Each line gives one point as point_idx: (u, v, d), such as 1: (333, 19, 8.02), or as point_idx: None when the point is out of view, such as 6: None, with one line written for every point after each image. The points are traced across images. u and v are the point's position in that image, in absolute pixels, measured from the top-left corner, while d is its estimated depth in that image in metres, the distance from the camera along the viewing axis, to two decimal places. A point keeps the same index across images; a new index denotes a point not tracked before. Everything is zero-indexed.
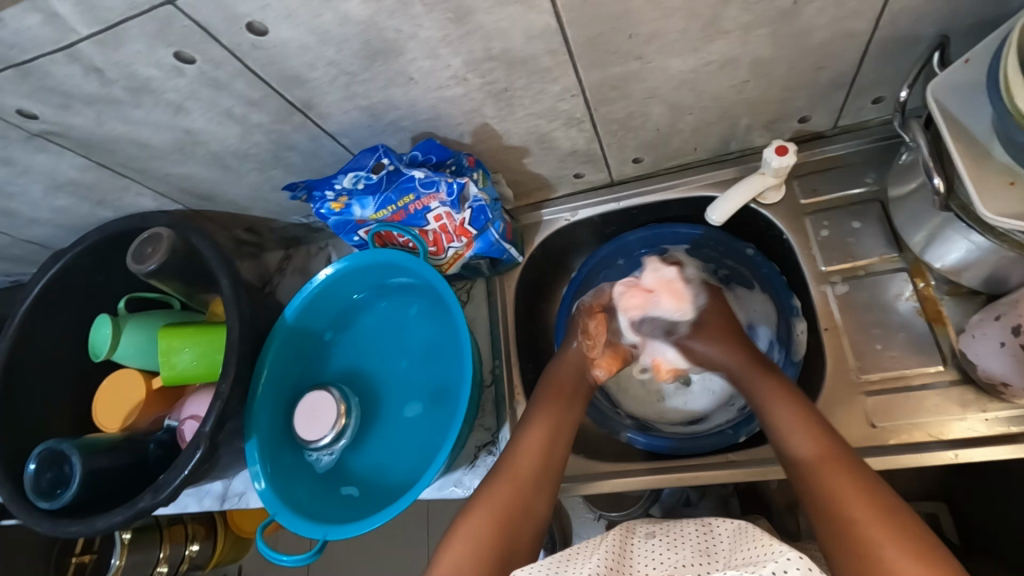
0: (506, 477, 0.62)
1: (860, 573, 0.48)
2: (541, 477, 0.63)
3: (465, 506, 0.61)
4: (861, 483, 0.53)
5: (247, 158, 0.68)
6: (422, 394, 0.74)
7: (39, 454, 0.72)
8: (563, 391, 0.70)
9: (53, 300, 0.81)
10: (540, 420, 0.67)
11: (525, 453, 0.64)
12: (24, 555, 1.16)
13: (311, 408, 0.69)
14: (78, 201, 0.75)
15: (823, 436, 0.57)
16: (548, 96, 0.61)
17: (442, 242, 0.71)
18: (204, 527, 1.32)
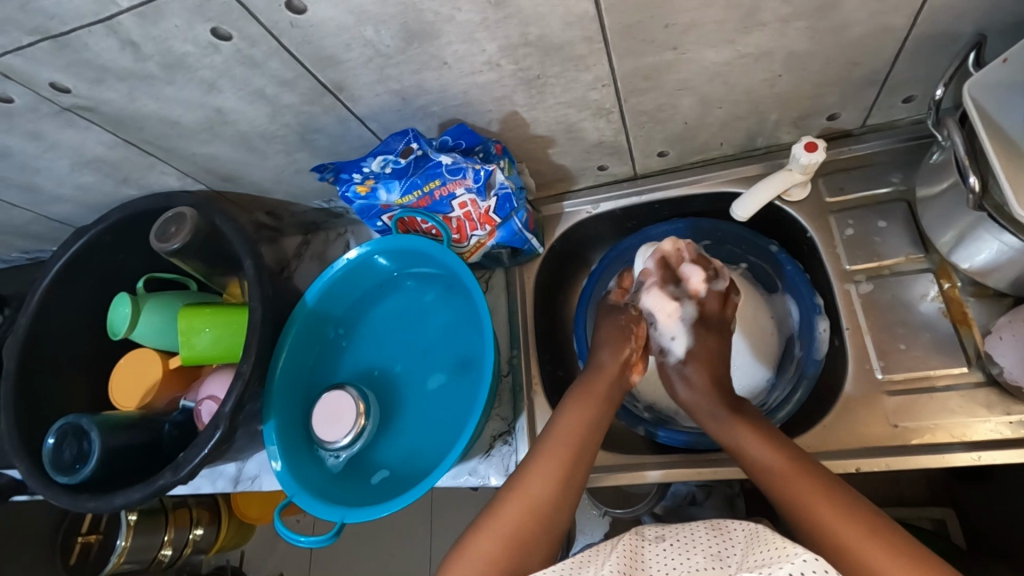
0: (514, 497, 0.59)
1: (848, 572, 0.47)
2: (570, 477, 0.60)
3: (480, 517, 0.59)
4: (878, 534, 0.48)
5: (274, 139, 0.68)
6: (443, 371, 0.74)
7: (59, 429, 0.72)
8: (594, 395, 0.67)
9: (74, 278, 0.81)
10: (574, 412, 0.65)
11: (551, 461, 0.61)
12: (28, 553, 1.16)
13: (332, 406, 0.69)
14: (102, 178, 0.75)
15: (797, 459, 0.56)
16: (579, 84, 0.61)
17: (465, 229, 0.71)
18: (208, 512, 1.32)
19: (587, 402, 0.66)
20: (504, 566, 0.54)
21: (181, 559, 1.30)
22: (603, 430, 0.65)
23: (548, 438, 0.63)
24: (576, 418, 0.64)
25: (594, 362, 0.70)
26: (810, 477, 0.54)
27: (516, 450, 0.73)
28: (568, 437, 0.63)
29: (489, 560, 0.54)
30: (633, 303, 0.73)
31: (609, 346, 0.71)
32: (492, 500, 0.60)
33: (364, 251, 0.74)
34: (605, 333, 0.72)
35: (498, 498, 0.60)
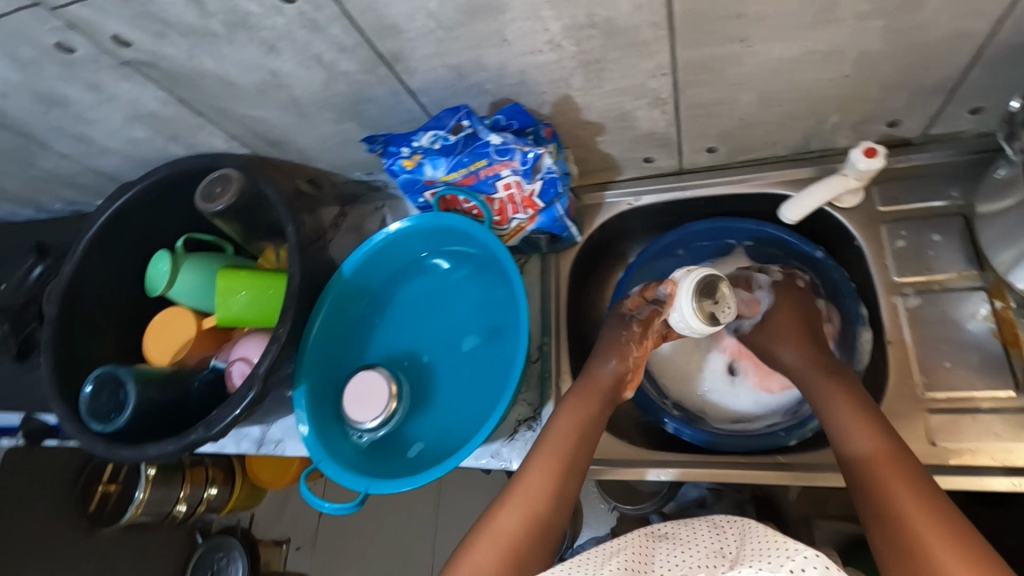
0: (509, 507, 0.60)
1: (886, 529, 0.50)
2: (561, 475, 0.62)
3: (477, 526, 0.60)
4: (946, 526, 0.48)
5: (325, 107, 0.68)
6: (477, 342, 0.74)
7: (95, 377, 0.73)
8: (592, 396, 0.67)
9: (117, 232, 0.83)
10: (571, 410, 0.66)
11: (541, 471, 0.62)
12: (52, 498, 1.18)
13: (360, 389, 0.69)
14: (153, 133, 0.76)
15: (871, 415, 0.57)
16: (639, 71, 0.60)
17: (507, 212, 0.71)
18: (223, 473, 1.35)
19: (583, 403, 0.67)
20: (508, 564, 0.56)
21: (194, 516, 1.33)
22: (598, 430, 0.66)
23: (539, 445, 0.64)
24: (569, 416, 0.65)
25: (588, 374, 0.70)
26: (879, 431, 0.56)
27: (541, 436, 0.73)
28: (557, 437, 0.64)
29: (489, 565, 0.56)
30: (639, 318, 0.71)
31: (607, 361, 0.70)
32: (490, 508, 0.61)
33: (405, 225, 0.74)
34: (604, 342, 0.72)
35: (495, 508, 0.61)
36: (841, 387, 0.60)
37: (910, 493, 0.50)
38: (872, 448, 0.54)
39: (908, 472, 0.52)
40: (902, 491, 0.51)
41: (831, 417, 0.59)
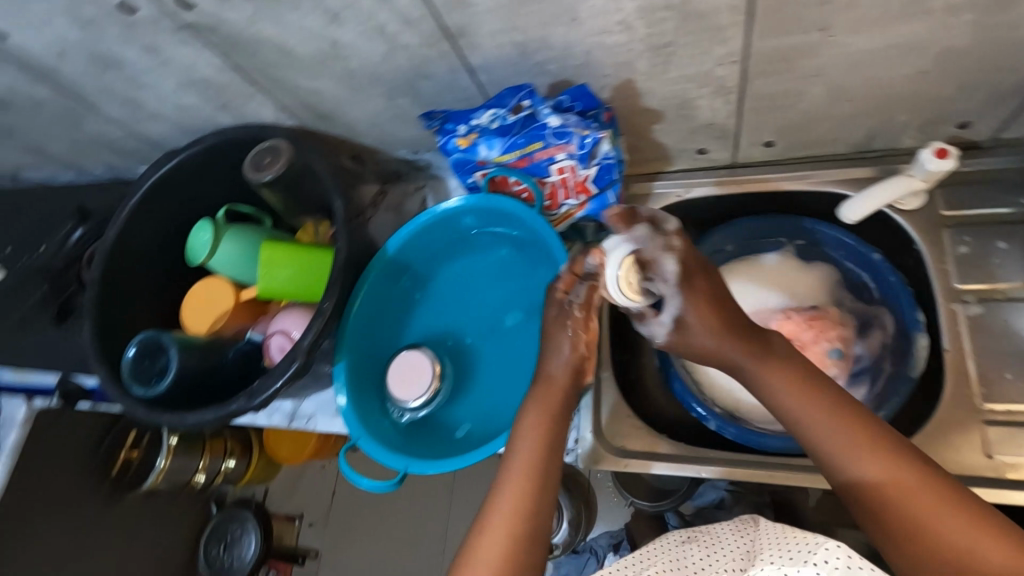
0: (493, 528, 0.55)
1: (894, 522, 0.49)
2: (544, 471, 0.58)
3: (467, 544, 0.55)
4: (949, 498, 0.48)
5: (381, 81, 0.67)
6: (519, 322, 0.74)
7: (139, 342, 0.74)
8: (551, 395, 0.62)
9: (160, 198, 0.83)
10: (538, 403, 0.62)
11: (521, 474, 0.58)
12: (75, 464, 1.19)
13: (403, 369, 0.69)
14: (204, 100, 0.76)
15: (845, 412, 0.54)
16: (709, 58, 0.58)
17: (558, 197, 0.70)
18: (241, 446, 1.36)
19: (545, 403, 0.62)
20: None
21: (211, 486, 1.34)
22: (565, 425, 0.62)
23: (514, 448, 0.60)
24: (541, 408, 0.62)
25: (542, 373, 0.64)
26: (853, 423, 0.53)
27: (576, 426, 0.73)
28: (533, 434, 0.60)
29: None
30: (578, 302, 0.64)
31: (556, 352, 0.64)
32: (470, 529, 0.56)
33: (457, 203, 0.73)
34: (547, 332, 0.66)
35: (475, 528, 0.55)
36: (800, 384, 0.56)
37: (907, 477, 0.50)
38: (855, 445, 0.52)
39: (901, 463, 0.50)
40: (909, 493, 0.49)
41: (805, 421, 0.55)
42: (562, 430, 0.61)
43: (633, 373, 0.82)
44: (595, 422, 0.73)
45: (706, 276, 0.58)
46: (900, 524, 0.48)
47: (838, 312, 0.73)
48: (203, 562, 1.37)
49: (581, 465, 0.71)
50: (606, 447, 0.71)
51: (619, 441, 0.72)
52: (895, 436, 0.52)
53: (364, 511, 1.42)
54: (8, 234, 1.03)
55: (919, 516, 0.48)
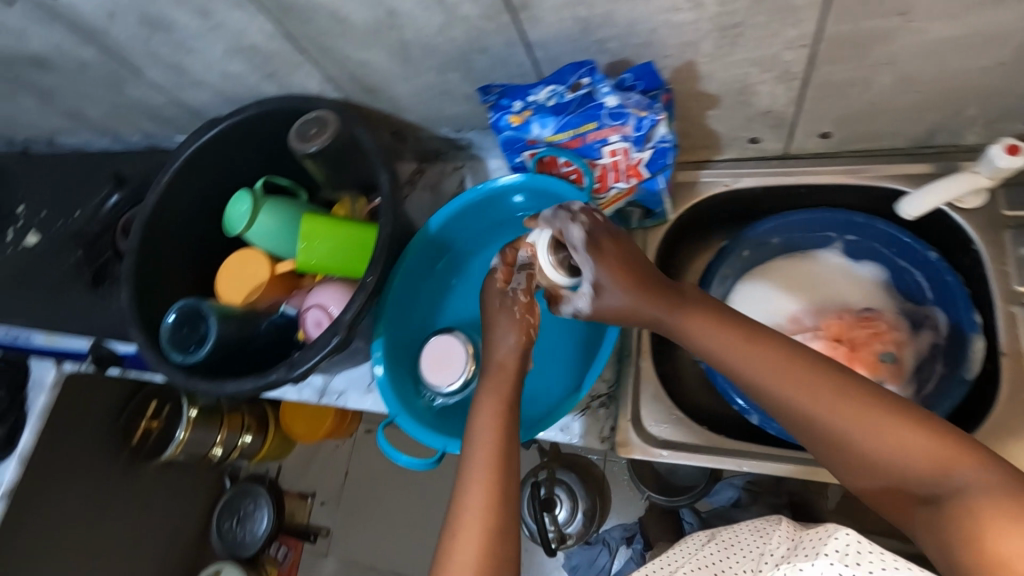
0: (465, 530, 0.52)
1: (828, 442, 0.49)
2: (507, 456, 0.57)
3: (441, 547, 0.53)
4: (873, 404, 0.48)
5: (434, 54, 0.66)
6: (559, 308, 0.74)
7: (180, 308, 0.75)
8: (504, 382, 0.61)
9: (199, 167, 0.82)
10: (492, 391, 0.61)
11: (483, 466, 0.56)
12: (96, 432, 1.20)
13: (438, 352, 0.69)
14: (250, 68, 0.75)
15: (760, 339, 0.53)
16: (778, 40, 0.57)
17: (608, 179, 0.68)
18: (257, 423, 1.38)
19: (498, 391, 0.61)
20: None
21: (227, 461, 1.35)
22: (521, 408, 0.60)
23: (474, 443, 0.57)
24: (495, 396, 0.60)
25: (493, 362, 0.64)
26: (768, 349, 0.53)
27: (613, 414, 0.73)
28: (490, 425, 0.58)
29: None
30: (518, 288, 0.65)
31: (504, 338, 0.64)
32: (443, 535, 0.53)
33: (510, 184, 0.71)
34: (492, 324, 0.66)
35: (446, 534, 0.53)
36: (714, 316, 0.56)
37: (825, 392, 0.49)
38: (774, 370, 0.52)
39: (822, 381, 0.50)
40: (835, 412, 0.49)
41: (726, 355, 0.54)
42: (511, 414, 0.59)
43: (668, 364, 0.79)
44: (633, 412, 0.72)
45: (615, 241, 0.59)
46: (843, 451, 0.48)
47: (891, 315, 0.73)
48: (216, 535, 1.38)
49: (620, 454, 0.71)
50: (646, 439, 0.71)
51: (659, 434, 0.71)
52: (807, 353, 0.52)
53: (379, 489, 1.43)
54: (42, 198, 1.03)
55: (850, 435, 0.48)
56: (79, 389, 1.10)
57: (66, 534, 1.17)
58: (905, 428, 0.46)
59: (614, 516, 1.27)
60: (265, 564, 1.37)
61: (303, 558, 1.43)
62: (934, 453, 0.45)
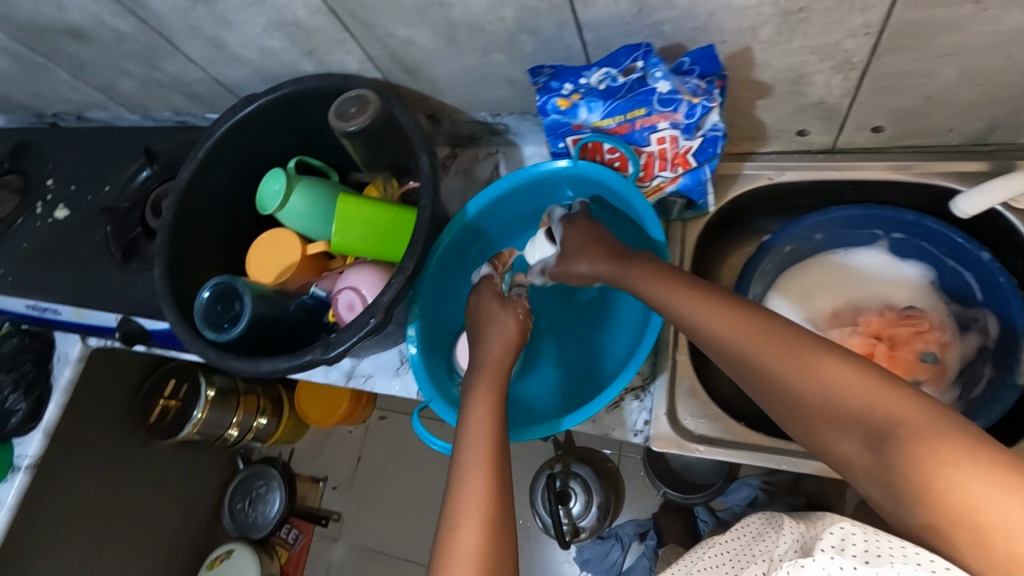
0: (464, 524, 0.52)
1: (770, 389, 0.49)
2: (500, 452, 0.56)
3: (440, 539, 0.53)
4: (810, 347, 0.48)
5: (480, 34, 0.65)
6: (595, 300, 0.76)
7: (214, 285, 0.75)
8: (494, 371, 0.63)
9: (232, 144, 0.81)
10: (486, 386, 0.61)
11: (479, 454, 0.56)
12: (112, 410, 1.20)
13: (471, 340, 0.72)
14: (289, 44, 0.74)
15: (708, 292, 0.55)
16: (842, 28, 0.55)
17: (653, 168, 0.67)
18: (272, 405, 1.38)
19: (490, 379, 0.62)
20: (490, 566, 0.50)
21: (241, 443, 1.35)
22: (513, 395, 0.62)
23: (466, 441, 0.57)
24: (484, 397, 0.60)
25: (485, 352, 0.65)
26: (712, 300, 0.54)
27: (647, 407, 0.72)
28: (482, 407, 0.59)
29: None
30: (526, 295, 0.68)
31: (498, 336, 0.65)
32: (441, 527, 0.53)
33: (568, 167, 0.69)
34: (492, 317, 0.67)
35: (444, 527, 0.53)
36: (668, 275, 0.58)
37: (765, 338, 0.50)
38: (718, 320, 0.53)
39: (760, 329, 0.51)
40: (775, 355, 0.49)
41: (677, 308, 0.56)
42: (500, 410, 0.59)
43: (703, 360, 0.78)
44: (669, 407, 0.71)
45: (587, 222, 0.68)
46: (784, 398, 0.48)
47: (936, 316, 0.72)
48: (228, 515, 1.38)
49: (653, 447, 0.70)
50: (681, 433, 0.70)
51: (695, 428, 0.70)
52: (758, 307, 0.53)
53: (391, 477, 1.42)
54: (71, 171, 1.03)
55: (792, 380, 0.48)
56: (94, 367, 1.10)
57: (84, 508, 1.17)
58: (838, 367, 0.46)
59: (627, 512, 1.27)
60: (276, 545, 1.39)
61: (313, 543, 1.41)
62: (868, 392, 0.44)
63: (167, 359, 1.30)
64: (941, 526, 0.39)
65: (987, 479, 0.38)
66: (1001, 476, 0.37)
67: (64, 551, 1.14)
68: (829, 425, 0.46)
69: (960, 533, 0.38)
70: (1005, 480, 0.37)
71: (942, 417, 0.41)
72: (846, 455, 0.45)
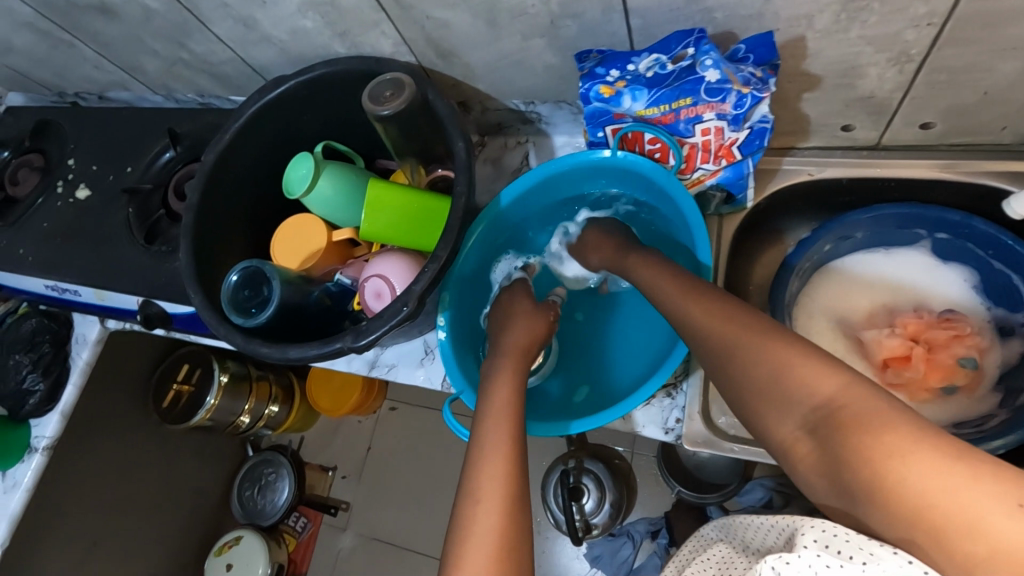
0: (486, 499, 0.51)
1: (740, 387, 0.49)
2: (520, 432, 0.56)
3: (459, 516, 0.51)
4: (783, 341, 0.48)
5: (521, 17, 0.63)
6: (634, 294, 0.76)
7: (243, 270, 0.74)
8: (514, 361, 0.63)
9: (258, 127, 0.79)
10: (506, 370, 0.62)
11: (499, 431, 0.56)
12: (125, 393, 1.19)
13: None
14: (323, 25, 0.73)
15: (699, 296, 0.56)
16: (904, 17, 0.53)
17: (694, 160, 0.66)
18: (284, 393, 1.37)
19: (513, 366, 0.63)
20: (509, 539, 0.49)
21: (252, 431, 1.34)
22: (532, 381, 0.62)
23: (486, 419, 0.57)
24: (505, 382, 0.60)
25: (507, 341, 0.66)
26: (702, 302, 0.56)
27: (678, 405, 0.71)
28: (503, 389, 0.60)
29: (488, 560, 0.48)
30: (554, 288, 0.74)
31: (523, 324, 0.68)
32: (458, 505, 0.52)
33: (611, 156, 0.68)
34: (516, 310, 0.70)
35: (464, 502, 0.51)
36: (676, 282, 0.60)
37: (739, 335, 0.50)
38: (704, 318, 0.54)
39: (739, 327, 0.51)
40: (732, 341, 0.51)
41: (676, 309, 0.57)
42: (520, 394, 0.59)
43: None
44: (702, 405, 0.69)
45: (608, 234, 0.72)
46: (733, 380, 0.50)
47: (976, 320, 0.70)
48: (237, 502, 1.37)
49: (684, 446, 0.68)
50: (715, 433, 0.68)
51: (728, 428, 0.68)
52: (737, 306, 0.53)
53: (400, 469, 1.40)
54: (92, 151, 1.02)
55: (740, 361, 0.49)
56: (108, 348, 1.09)
57: (98, 490, 1.17)
58: (783, 349, 0.47)
59: (639, 509, 1.25)
60: (284, 534, 1.39)
61: (321, 532, 1.41)
62: (808, 372, 0.45)
63: (181, 343, 1.29)
64: (886, 511, 0.37)
65: (930, 460, 0.36)
66: (938, 452, 0.36)
67: (76, 533, 1.14)
68: (772, 408, 0.46)
69: (900, 513, 0.36)
70: (942, 455, 0.36)
71: (877, 396, 0.41)
72: (790, 442, 0.45)
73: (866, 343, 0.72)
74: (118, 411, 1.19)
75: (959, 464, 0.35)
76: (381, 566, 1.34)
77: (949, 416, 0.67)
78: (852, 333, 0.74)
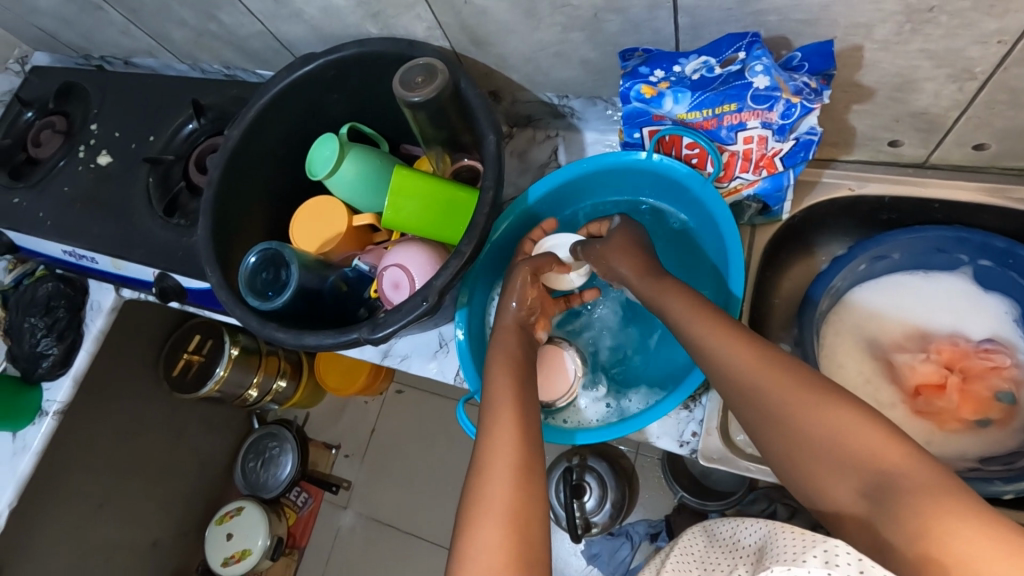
0: (494, 466, 0.50)
1: (767, 423, 0.49)
2: (529, 405, 0.56)
3: (465, 506, 0.49)
4: (815, 386, 0.48)
5: (563, 9, 0.60)
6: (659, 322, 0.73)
7: (261, 252, 0.73)
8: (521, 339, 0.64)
9: (283, 106, 0.78)
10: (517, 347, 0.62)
11: (506, 402, 0.56)
12: (136, 361, 1.20)
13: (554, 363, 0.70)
14: (355, 5, 0.71)
15: (717, 315, 0.56)
16: (971, 33, 0.50)
17: (734, 168, 0.63)
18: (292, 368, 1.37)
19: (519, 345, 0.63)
20: (523, 511, 0.48)
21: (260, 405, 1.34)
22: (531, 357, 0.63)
23: (494, 406, 0.55)
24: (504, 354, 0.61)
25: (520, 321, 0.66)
26: (711, 318, 0.55)
27: (696, 418, 0.69)
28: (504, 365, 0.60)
29: (500, 531, 0.46)
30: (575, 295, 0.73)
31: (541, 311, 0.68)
32: (469, 476, 0.51)
33: (646, 160, 0.67)
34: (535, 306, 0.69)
35: (475, 471, 0.51)
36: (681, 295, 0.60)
37: (769, 372, 0.50)
38: (704, 329, 0.55)
39: (772, 360, 0.51)
40: (758, 376, 0.50)
41: (685, 316, 0.57)
42: (526, 381, 0.58)
43: None
44: (721, 421, 0.67)
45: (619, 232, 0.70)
46: (784, 423, 0.48)
47: (1016, 352, 0.67)
48: (241, 474, 1.38)
49: (699, 460, 0.67)
50: (732, 449, 0.66)
51: (745, 446, 0.66)
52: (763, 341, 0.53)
53: (405, 453, 1.40)
54: (114, 118, 1.00)
55: (801, 407, 0.47)
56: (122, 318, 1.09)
57: (106, 455, 1.18)
58: (802, 394, 0.48)
59: (639, 510, 1.24)
60: (285, 507, 1.40)
61: (322, 508, 1.42)
62: (843, 421, 0.45)
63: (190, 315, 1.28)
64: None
65: (979, 533, 0.37)
66: (993, 533, 0.36)
67: (82, 498, 1.15)
68: (806, 454, 0.46)
69: None
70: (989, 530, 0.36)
71: (947, 476, 0.40)
72: (836, 498, 0.45)
73: (897, 367, 0.70)
74: (128, 379, 1.19)
75: (997, 540, 0.36)
76: (381, 547, 1.35)
77: (973, 448, 0.66)
78: (884, 356, 0.71)
